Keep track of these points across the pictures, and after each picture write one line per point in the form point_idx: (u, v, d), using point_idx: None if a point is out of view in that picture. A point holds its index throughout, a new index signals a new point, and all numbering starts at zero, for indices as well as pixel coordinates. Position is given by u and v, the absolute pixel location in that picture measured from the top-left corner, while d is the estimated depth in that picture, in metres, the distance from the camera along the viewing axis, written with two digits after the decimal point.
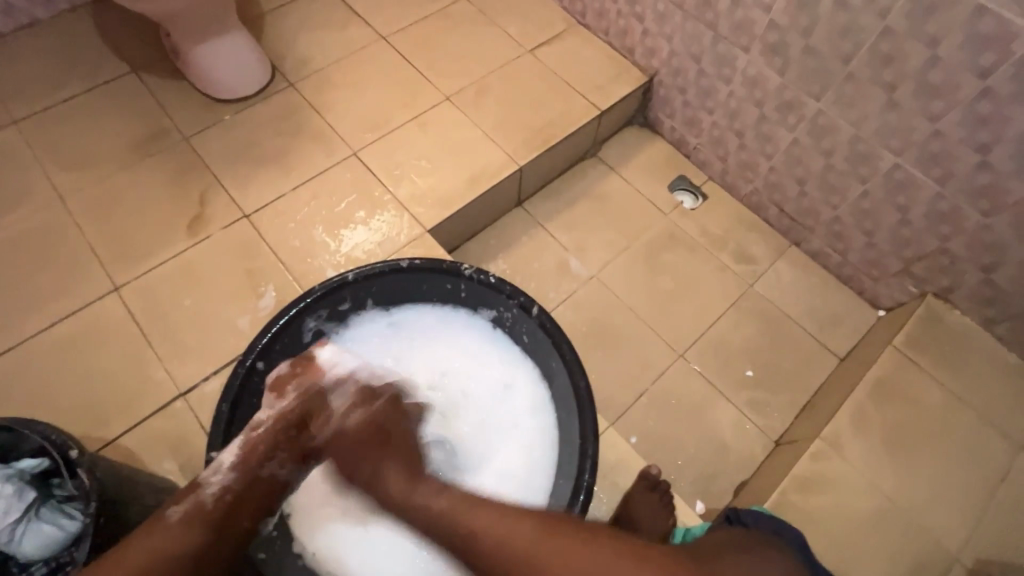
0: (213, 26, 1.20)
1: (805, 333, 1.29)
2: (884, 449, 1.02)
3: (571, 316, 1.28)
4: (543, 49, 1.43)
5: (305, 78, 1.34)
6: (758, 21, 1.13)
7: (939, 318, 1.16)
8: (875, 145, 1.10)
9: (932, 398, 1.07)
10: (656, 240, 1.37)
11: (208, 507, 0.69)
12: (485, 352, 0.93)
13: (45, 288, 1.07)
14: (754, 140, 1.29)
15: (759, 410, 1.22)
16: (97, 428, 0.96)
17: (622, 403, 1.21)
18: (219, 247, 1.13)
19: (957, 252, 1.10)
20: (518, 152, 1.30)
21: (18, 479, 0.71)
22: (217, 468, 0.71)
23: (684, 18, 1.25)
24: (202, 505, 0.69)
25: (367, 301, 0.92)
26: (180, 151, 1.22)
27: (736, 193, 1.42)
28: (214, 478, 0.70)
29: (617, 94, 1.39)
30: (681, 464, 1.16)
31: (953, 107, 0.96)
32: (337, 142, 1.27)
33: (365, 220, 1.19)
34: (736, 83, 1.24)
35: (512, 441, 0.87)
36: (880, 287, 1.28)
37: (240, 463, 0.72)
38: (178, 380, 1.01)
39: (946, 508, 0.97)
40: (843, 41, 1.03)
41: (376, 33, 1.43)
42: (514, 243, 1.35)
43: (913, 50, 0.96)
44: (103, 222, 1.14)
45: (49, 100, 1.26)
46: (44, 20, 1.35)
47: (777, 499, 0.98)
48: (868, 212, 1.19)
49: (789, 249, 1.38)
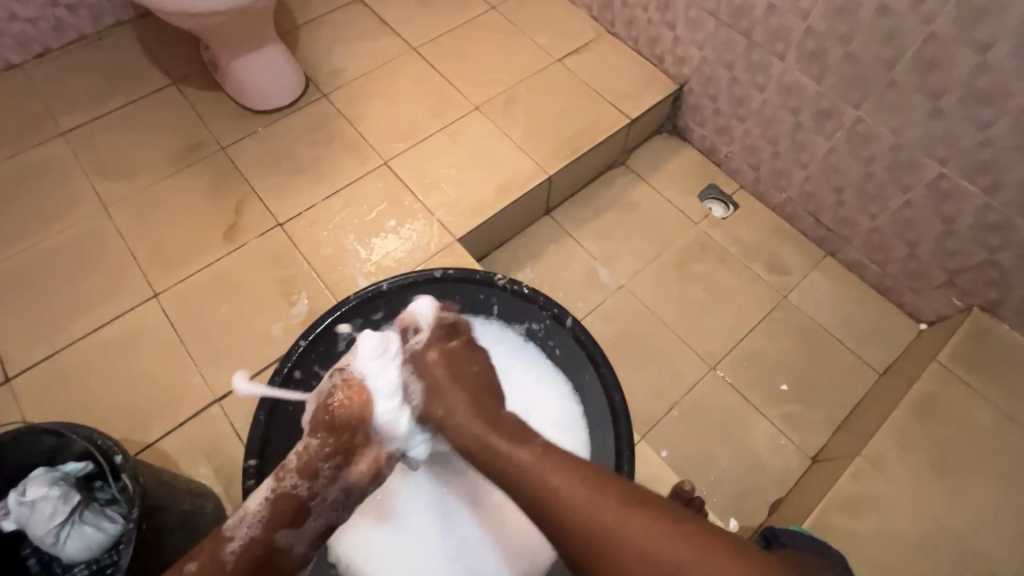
0: (250, 40, 1.22)
1: (843, 346, 1.25)
2: (932, 470, 0.98)
3: (600, 326, 1.27)
4: (572, 58, 1.43)
5: (337, 88, 1.37)
6: (795, 27, 1.11)
7: (986, 332, 1.11)
8: (919, 153, 1.06)
9: (981, 417, 1.03)
10: (687, 250, 1.35)
11: (228, 565, 0.66)
12: (514, 369, 0.90)
13: (89, 294, 1.10)
14: (789, 149, 1.27)
15: (795, 425, 1.18)
16: (135, 431, 0.98)
17: (653, 415, 1.19)
18: (254, 255, 1.15)
19: (1006, 264, 1.05)
20: (547, 161, 1.29)
21: (63, 482, 0.72)
22: (242, 520, 0.68)
23: (717, 25, 1.24)
24: (222, 563, 0.66)
25: (399, 310, 0.91)
26: (218, 161, 1.25)
27: (769, 202, 1.39)
28: (238, 531, 0.68)
29: (647, 102, 1.38)
30: (713, 479, 1.14)
31: (1004, 113, 0.93)
32: (368, 151, 1.28)
33: (396, 229, 1.20)
34: (770, 90, 1.22)
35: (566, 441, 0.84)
36: (922, 300, 1.23)
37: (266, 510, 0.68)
38: (213, 385, 1.03)
39: (1000, 534, 0.92)
40: (885, 47, 1.00)
41: (406, 44, 1.44)
42: (543, 252, 1.34)
43: (960, 56, 0.93)
44: (143, 230, 1.17)
45: (95, 111, 1.31)
46: (91, 35, 1.41)
47: (816, 518, 0.95)
48: (910, 222, 1.15)
49: (825, 259, 1.35)
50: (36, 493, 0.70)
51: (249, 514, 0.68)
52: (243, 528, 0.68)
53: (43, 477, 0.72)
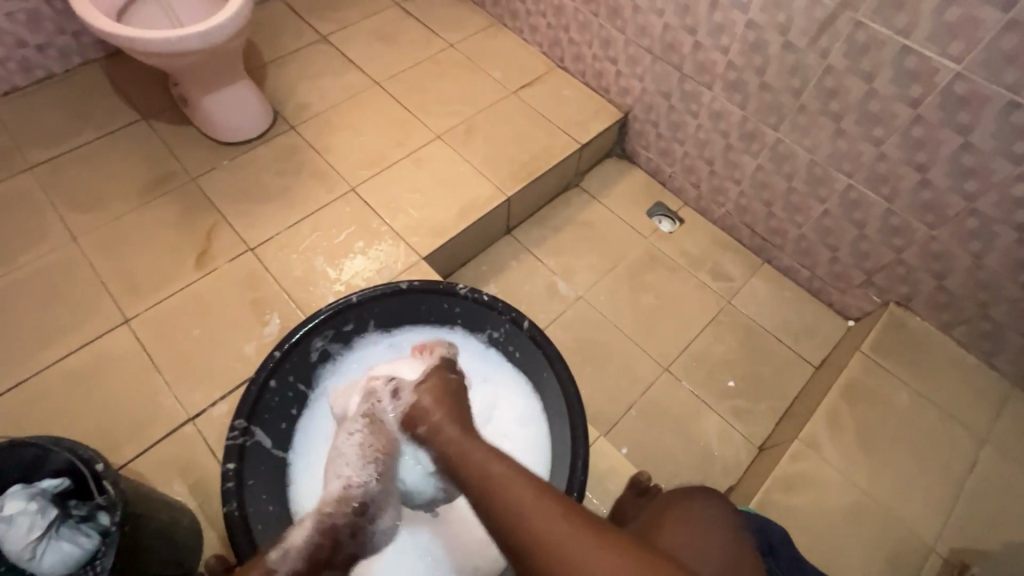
0: (221, 78, 1.29)
1: (782, 344, 1.37)
2: (861, 448, 1.09)
3: (561, 334, 1.35)
4: (526, 90, 1.55)
5: (305, 121, 1.44)
6: (718, 61, 1.25)
7: (901, 324, 1.25)
8: (830, 168, 1.20)
9: (901, 399, 1.15)
10: (639, 262, 1.46)
11: None
12: (477, 372, 0.98)
13: (58, 323, 1.12)
14: (723, 167, 1.40)
15: (743, 418, 1.28)
16: (108, 454, 1.00)
17: (613, 416, 1.27)
18: (225, 279, 1.20)
19: (911, 262, 1.20)
20: (505, 183, 1.39)
21: (41, 496, 0.74)
22: (286, 552, 0.70)
23: (652, 59, 1.38)
24: None
25: (370, 322, 0.97)
26: (188, 192, 1.30)
27: (710, 216, 1.52)
28: (283, 563, 0.69)
29: (596, 128, 1.50)
30: (671, 472, 1.21)
31: (892, 132, 1.08)
32: (336, 179, 1.35)
33: (364, 250, 1.26)
34: (703, 116, 1.36)
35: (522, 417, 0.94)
36: (848, 298, 1.36)
37: (308, 549, 0.72)
38: (187, 405, 1.05)
39: (922, 504, 1.04)
40: (793, 78, 1.15)
41: (370, 79, 1.54)
42: (505, 268, 1.43)
43: (853, 84, 1.07)
44: (114, 259, 1.20)
45: (63, 146, 1.34)
46: (58, 73, 1.45)
47: (762, 498, 1.03)
48: (829, 228, 1.29)
49: (762, 265, 1.48)
50: (14, 507, 0.72)
51: (295, 548, 0.71)
52: (287, 558, 0.70)
53: (20, 493, 0.74)
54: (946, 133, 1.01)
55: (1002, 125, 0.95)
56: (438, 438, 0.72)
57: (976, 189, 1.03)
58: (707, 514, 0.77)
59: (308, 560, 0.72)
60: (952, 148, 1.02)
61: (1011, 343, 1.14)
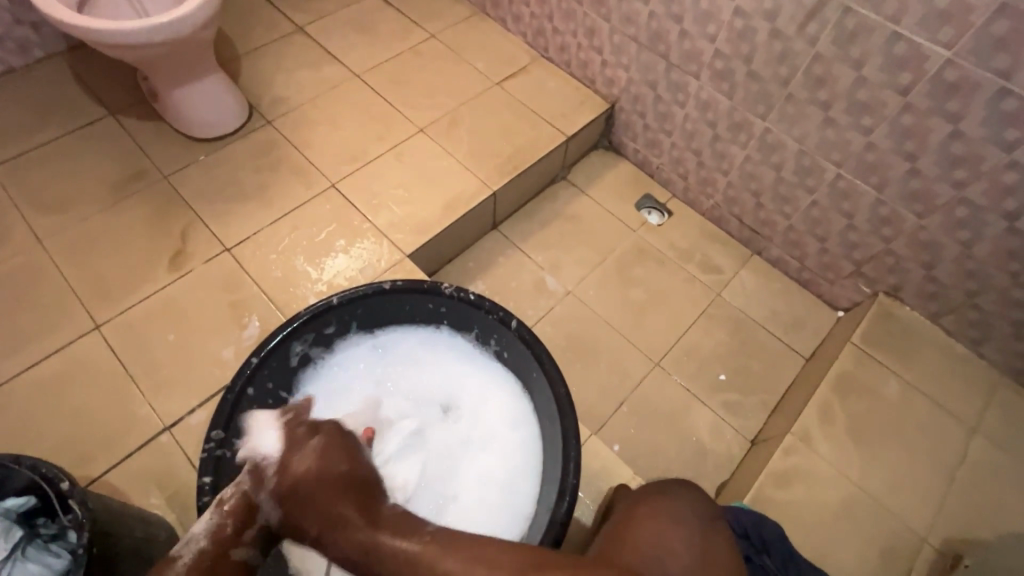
0: (191, 71, 1.23)
1: (772, 335, 1.36)
2: (852, 440, 1.09)
3: (550, 331, 1.33)
4: (509, 81, 1.52)
5: (282, 115, 1.39)
6: (704, 50, 1.23)
7: (890, 314, 1.25)
8: (819, 158, 1.19)
9: (891, 390, 1.14)
10: (627, 256, 1.44)
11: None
12: (463, 372, 0.95)
13: (23, 330, 1.07)
14: (711, 158, 1.38)
15: (734, 412, 1.27)
16: (80, 466, 0.95)
17: (604, 412, 1.25)
18: (200, 281, 1.15)
19: (900, 251, 1.19)
20: (490, 178, 1.36)
21: (4, 517, 0.70)
22: (191, 538, 0.63)
23: (638, 49, 1.35)
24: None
25: (352, 324, 0.93)
26: (159, 191, 1.25)
27: (699, 208, 1.51)
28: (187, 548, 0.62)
29: (582, 120, 1.47)
30: (663, 468, 1.20)
31: (881, 121, 1.06)
32: (315, 175, 1.31)
33: (346, 248, 1.22)
34: (690, 106, 1.34)
35: (473, 476, 0.88)
36: (836, 289, 1.36)
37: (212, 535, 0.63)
38: (163, 414, 1.01)
39: (912, 495, 1.03)
40: (781, 66, 1.13)
41: (349, 71, 1.49)
42: (492, 265, 1.40)
43: (843, 72, 1.06)
44: (82, 262, 1.15)
45: (25, 144, 1.28)
46: (19, 68, 1.38)
47: (754, 493, 1.02)
48: (818, 219, 1.28)
49: (752, 257, 1.46)
50: None
51: (199, 531, 0.63)
52: (192, 543, 0.63)
53: None
54: (935, 121, 1.00)
55: (992, 112, 0.94)
56: (331, 543, 0.57)
57: (965, 177, 1.02)
58: (679, 513, 0.74)
59: (210, 545, 0.62)
60: (941, 136, 1.01)
61: (999, 331, 1.14)
